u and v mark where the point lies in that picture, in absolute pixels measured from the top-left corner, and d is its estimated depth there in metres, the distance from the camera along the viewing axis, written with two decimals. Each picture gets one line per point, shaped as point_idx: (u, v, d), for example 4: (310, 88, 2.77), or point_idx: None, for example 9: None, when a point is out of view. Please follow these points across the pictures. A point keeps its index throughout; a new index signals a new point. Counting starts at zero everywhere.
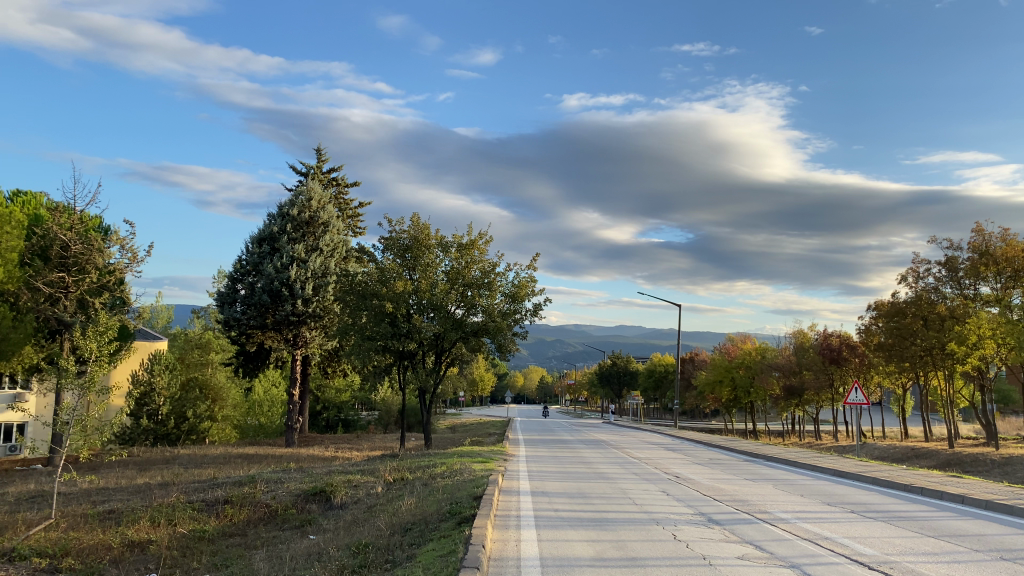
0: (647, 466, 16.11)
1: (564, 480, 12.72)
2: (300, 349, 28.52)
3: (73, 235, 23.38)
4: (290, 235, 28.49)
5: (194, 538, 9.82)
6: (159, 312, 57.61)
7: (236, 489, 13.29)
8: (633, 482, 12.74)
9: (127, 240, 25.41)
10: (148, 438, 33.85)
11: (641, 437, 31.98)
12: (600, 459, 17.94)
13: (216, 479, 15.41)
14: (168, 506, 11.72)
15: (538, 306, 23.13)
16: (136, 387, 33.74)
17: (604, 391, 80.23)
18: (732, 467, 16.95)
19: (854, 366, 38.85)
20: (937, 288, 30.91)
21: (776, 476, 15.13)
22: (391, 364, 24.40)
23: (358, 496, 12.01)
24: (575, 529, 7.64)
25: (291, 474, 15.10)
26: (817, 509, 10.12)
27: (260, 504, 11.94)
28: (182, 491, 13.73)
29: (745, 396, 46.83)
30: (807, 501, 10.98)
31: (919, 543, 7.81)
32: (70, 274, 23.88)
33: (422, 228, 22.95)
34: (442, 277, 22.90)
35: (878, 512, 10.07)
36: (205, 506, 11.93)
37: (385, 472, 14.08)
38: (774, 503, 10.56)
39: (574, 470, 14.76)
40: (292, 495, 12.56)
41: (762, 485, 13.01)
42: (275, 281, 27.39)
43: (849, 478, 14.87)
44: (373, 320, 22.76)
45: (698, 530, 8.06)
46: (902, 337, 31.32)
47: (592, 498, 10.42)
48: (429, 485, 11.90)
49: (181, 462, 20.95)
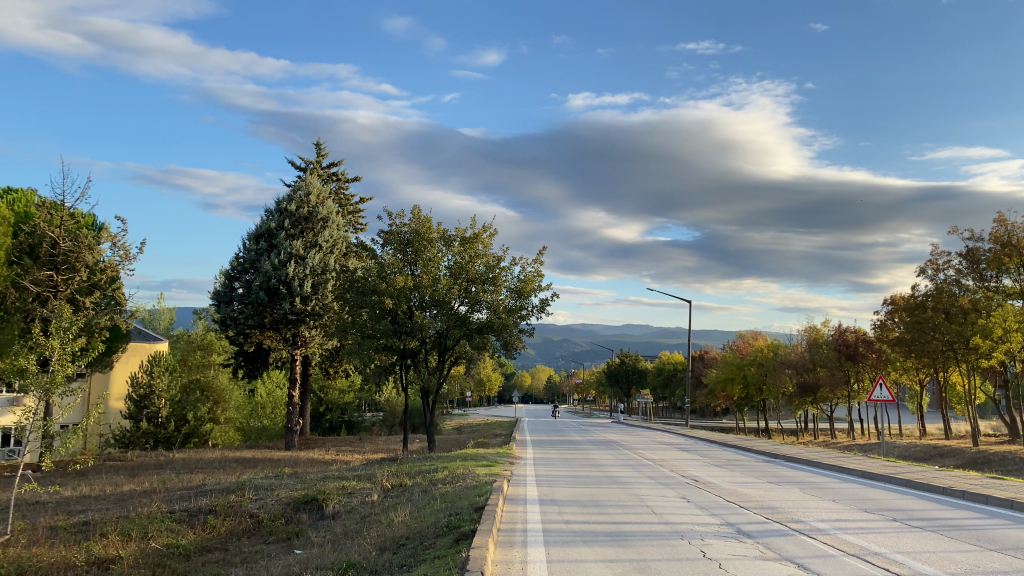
0: (662, 469, 15.19)
1: (574, 485, 11.77)
2: (300, 350, 27.69)
3: (62, 232, 22.83)
4: (288, 231, 27.63)
5: (166, 553, 8.89)
6: (161, 313, 56.97)
7: (222, 497, 12.41)
8: (649, 487, 11.77)
9: (116, 237, 24.50)
10: (149, 442, 32.94)
11: (652, 437, 31.02)
12: (611, 462, 16.99)
13: (204, 486, 14.54)
14: (145, 516, 10.81)
15: (546, 301, 22.18)
16: (136, 389, 32.79)
17: (612, 389, 79.33)
18: (753, 469, 15.99)
19: (870, 361, 37.75)
20: (958, 280, 29.85)
21: (800, 478, 14.16)
22: (394, 362, 23.43)
23: (352, 505, 11.11)
24: (591, 547, 6.68)
25: (285, 480, 14.21)
26: (856, 518, 9.15)
27: (245, 514, 11.01)
28: (166, 499, 12.87)
29: (757, 394, 45.88)
30: (842, 507, 10.01)
31: (983, 558, 6.83)
32: (60, 272, 22.99)
33: (424, 221, 22.07)
34: (445, 272, 21.94)
35: (923, 520, 9.09)
36: (184, 517, 11.00)
37: (382, 477, 13.13)
38: (807, 511, 9.60)
39: (585, 474, 13.81)
40: (280, 504, 11.64)
41: (787, 489, 12.03)
42: (273, 278, 26.50)
43: (881, 480, 13.88)
44: (373, 317, 21.87)
45: (731, 546, 7.09)
46: (922, 331, 30.48)
47: (606, 506, 9.45)
48: (428, 492, 10.96)
49: (174, 467, 20.05)
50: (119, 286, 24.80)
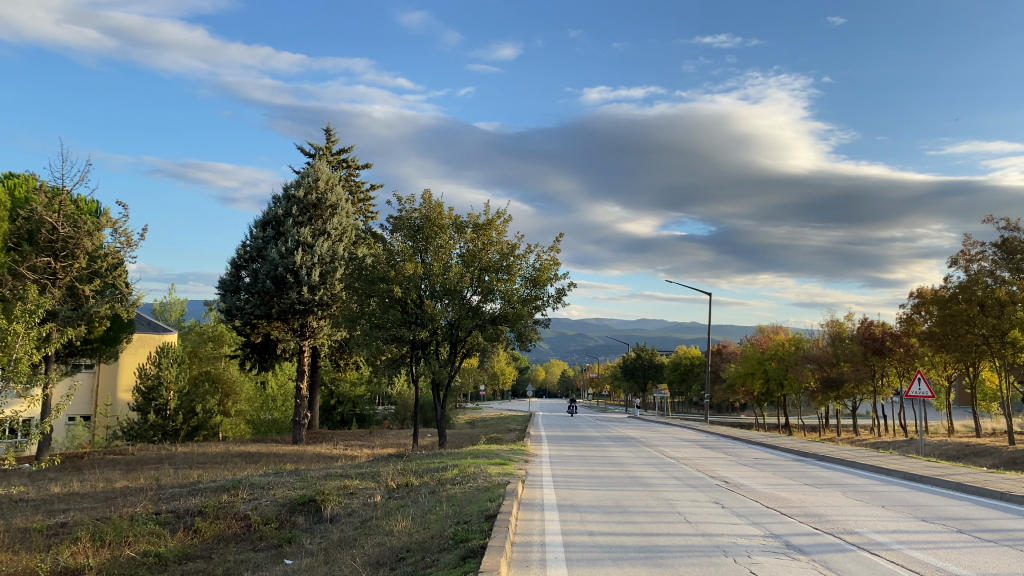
0: (688, 469, 14.20)
1: (595, 487, 10.80)
2: (308, 340, 27.06)
3: (61, 218, 21.86)
4: (296, 218, 26.77)
5: (140, 564, 8.00)
6: (172, 304, 56.41)
7: (213, 497, 11.49)
8: (677, 490, 10.78)
9: (117, 224, 23.69)
10: (157, 435, 32.03)
11: (671, 433, 29.87)
12: (633, 460, 16.02)
13: (198, 483, 13.62)
14: (127, 519, 9.89)
15: (562, 291, 21.16)
16: (143, 381, 31.94)
17: (627, 383, 78.02)
18: (785, 469, 14.96)
19: (899, 356, 36.29)
20: (993, 271, 28.30)
21: (838, 480, 13.08)
22: (404, 354, 22.45)
23: (353, 507, 10.16)
24: (621, 567, 5.68)
25: (284, 478, 13.29)
26: (917, 529, 8.11)
27: (237, 516, 10.10)
28: (156, 497, 11.95)
29: (777, 389, 44.57)
30: (895, 515, 8.98)
31: None
32: (58, 259, 22.22)
33: (435, 206, 21.10)
34: (456, 260, 20.98)
35: (992, 532, 8.04)
36: (169, 519, 10.05)
37: (386, 476, 12.14)
38: (858, 520, 8.56)
39: (605, 474, 12.80)
40: (275, 505, 10.71)
41: (828, 493, 11.00)
42: (280, 266, 25.65)
43: (927, 483, 12.79)
44: (382, 306, 20.95)
45: (785, 566, 6.07)
46: (955, 325, 29.07)
47: (632, 514, 8.41)
48: (435, 494, 10.00)
49: (172, 462, 19.25)
50: (122, 272, 23.88)
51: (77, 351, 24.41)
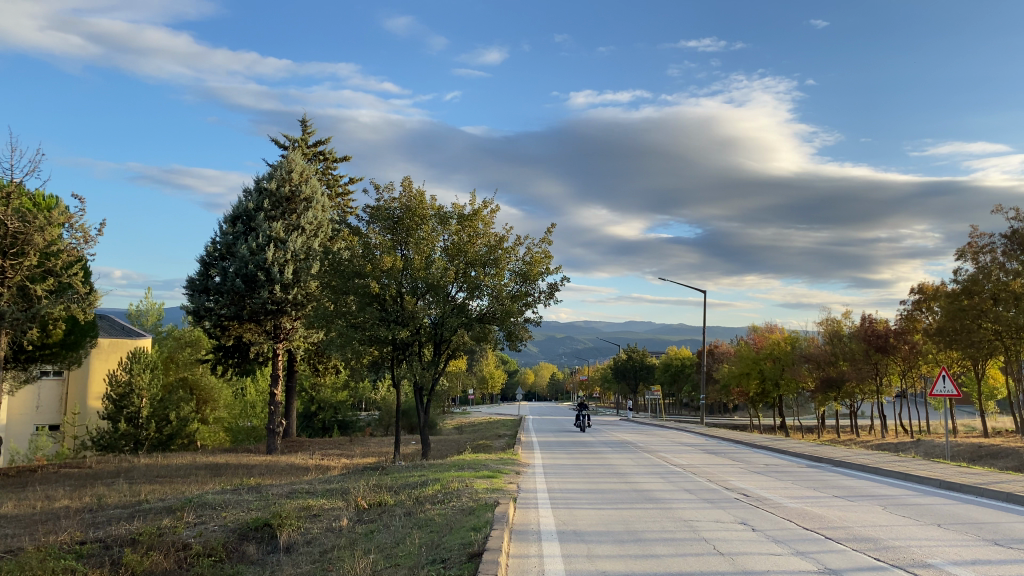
0: (698, 480, 12.68)
1: (599, 505, 9.25)
2: (282, 342, 25.40)
3: (10, 212, 20.00)
4: (268, 213, 25.12)
5: None
6: (149, 309, 54.57)
7: (155, 521, 9.82)
8: (693, 507, 9.28)
9: (73, 219, 21.86)
10: (128, 445, 30.03)
11: (670, 437, 28.27)
12: (636, 469, 14.49)
13: (146, 503, 11.93)
14: (42, 551, 8.22)
15: (553, 286, 19.65)
16: (114, 388, 30.15)
17: (618, 385, 76.40)
18: (804, 478, 13.40)
19: (903, 353, 34.71)
20: (1005, 264, 26.85)
21: (868, 490, 11.63)
22: (384, 356, 20.75)
23: (313, 533, 8.55)
24: None
25: (242, 496, 11.63)
26: (997, 558, 6.63)
27: (176, 545, 8.51)
28: (89, 522, 10.26)
29: (774, 390, 43.09)
30: (963, 538, 7.48)
31: None
32: (7, 257, 20.26)
33: (417, 196, 19.45)
34: (441, 253, 19.36)
35: None
36: (93, 550, 8.44)
37: (358, 493, 10.50)
38: (922, 544, 7.07)
39: (607, 487, 11.25)
40: (224, 531, 9.09)
41: (868, 508, 9.50)
42: (250, 264, 23.98)
43: (969, 493, 11.34)
44: (359, 304, 19.36)
45: None
46: (965, 322, 27.71)
47: (651, 543, 6.84)
48: (412, 517, 8.43)
49: (129, 476, 17.70)
50: (77, 271, 22.05)
51: (34, 356, 22.78)
